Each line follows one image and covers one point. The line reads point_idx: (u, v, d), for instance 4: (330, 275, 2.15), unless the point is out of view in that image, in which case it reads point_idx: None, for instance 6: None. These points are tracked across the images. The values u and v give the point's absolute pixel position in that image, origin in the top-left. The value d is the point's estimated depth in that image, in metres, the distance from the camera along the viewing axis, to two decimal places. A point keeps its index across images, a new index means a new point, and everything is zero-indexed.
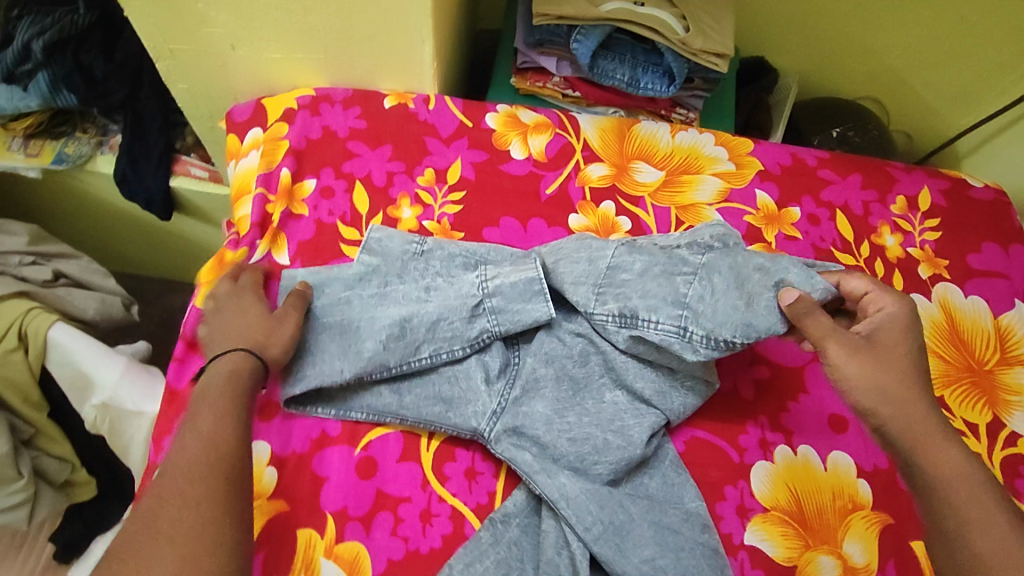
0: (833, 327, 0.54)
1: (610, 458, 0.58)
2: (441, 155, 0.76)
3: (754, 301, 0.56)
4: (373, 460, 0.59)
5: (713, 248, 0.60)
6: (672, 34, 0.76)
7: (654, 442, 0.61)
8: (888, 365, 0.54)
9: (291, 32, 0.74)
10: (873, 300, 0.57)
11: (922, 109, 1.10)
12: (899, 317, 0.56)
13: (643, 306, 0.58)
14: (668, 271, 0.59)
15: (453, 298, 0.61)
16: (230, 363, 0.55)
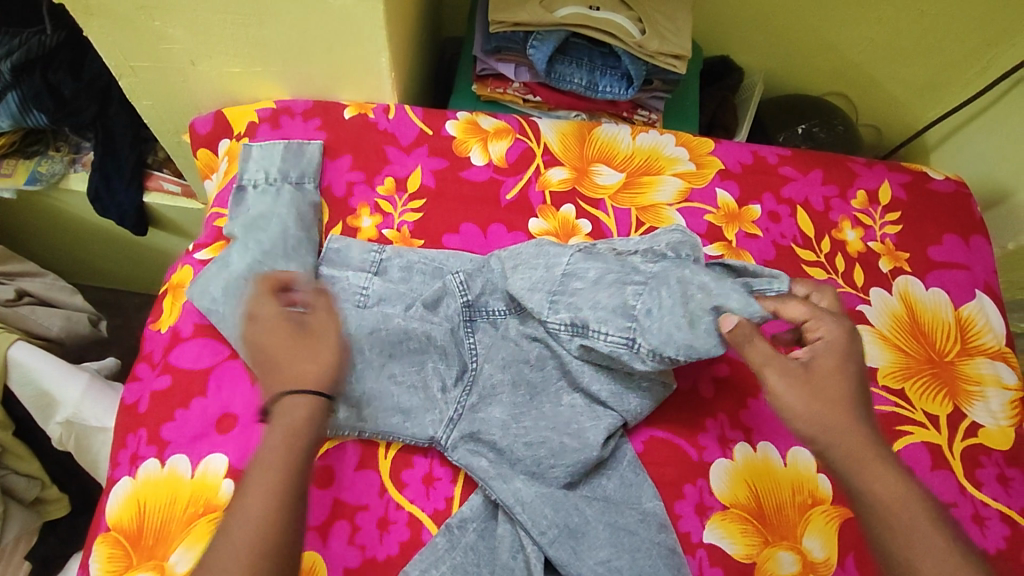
0: (771, 355, 0.54)
1: (566, 460, 0.58)
2: (401, 164, 0.76)
3: (697, 322, 0.56)
4: (330, 469, 0.59)
5: (666, 257, 0.62)
6: (628, 37, 0.77)
7: (612, 443, 0.61)
8: (826, 391, 0.53)
9: (249, 46, 0.75)
10: (812, 326, 0.57)
11: (889, 102, 1.10)
12: (838, 342, 0.55)
13: (593, 317, 0.59)
14: (621, 279, 0.60)
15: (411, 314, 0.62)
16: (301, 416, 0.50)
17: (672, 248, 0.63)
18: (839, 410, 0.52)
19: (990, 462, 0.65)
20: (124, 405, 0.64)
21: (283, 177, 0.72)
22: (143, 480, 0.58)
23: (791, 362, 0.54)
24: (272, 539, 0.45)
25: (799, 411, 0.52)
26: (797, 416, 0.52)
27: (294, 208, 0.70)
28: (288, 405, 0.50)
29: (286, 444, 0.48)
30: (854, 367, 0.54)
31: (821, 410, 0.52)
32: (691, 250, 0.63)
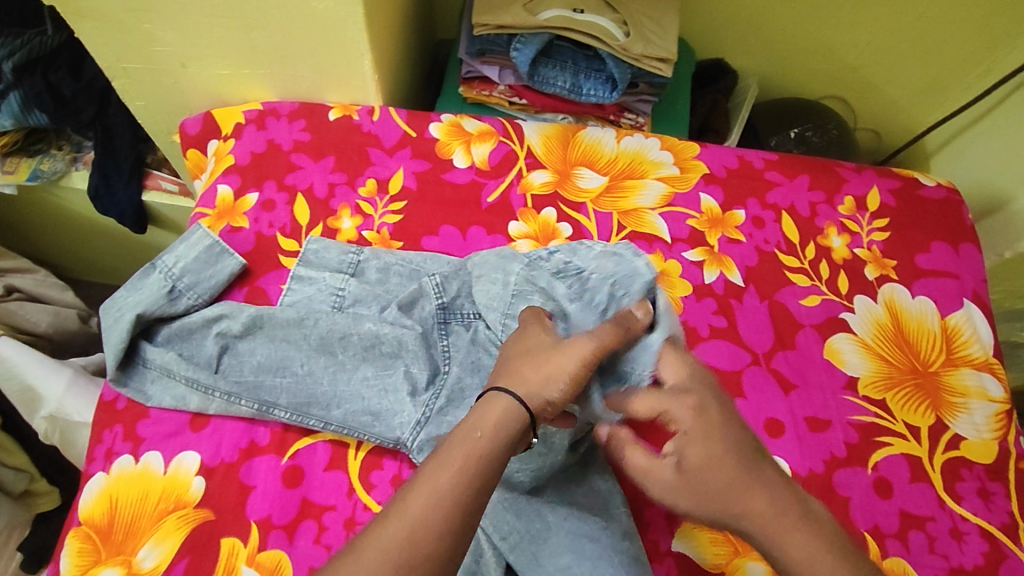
0: (641, 464, 0.50)
1: (528, 466, 0.56)
2: (384, 166, 0.77)
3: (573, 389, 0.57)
4: (300, 468, 0.60)
5: (584, 296, 0.60)
6: (613, 40, 0.77)
7: (580, 449, 0.59)
8: (709, 485, 0.47)
9: (235, 48, 0.76)
10: (664, 413, 0.50)
11: (888, 107, 1.09)
12: (696, 422, 0.48)
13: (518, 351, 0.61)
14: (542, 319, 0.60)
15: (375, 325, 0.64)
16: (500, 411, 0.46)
17: (597, 283, 0.61)
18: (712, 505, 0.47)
19: (971, 476, 0.64)
20: (102, 401, 0.64)
21: (213, 242, 0.68)
22: (116, 475, 0.59)
23: (664, 465, 0.49)
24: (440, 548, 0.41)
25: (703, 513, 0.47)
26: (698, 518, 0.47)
27: (205, 261, 0.67)
28: (495, 402, 0.47)
29: (489, 440, 0.45)
30: (727, 440, 0.48)
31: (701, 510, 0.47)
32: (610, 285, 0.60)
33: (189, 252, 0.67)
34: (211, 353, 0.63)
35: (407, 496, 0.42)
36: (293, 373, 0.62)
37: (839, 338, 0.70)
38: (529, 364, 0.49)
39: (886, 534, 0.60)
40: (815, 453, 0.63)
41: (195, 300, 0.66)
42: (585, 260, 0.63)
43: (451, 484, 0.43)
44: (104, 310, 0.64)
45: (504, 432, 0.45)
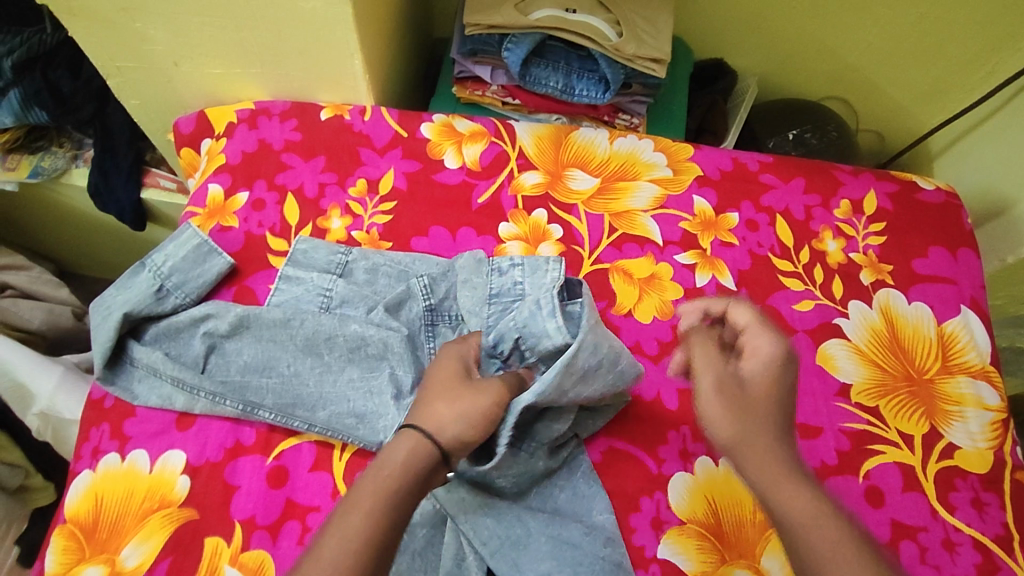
0: (709, 361, 0.52)
1: (510, 472, 0.57)
2: (375, 166, 0.77)
3: None
4: (284, 469, 0.59)
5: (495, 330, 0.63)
6: (605, 40, 0.77)
7: (561, 457, 0.60)
8: (750, 412, 0.49)
9: (227, 48, 0.76)
10: (749, 341, 0.54)
11: (891, 108, 1.07)
12: (774, 360, 0.52)
13: None
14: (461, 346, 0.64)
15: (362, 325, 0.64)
16: (410, 448, 0.48)
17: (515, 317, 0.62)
18: (767, 453, 0.47)
19: (965, 486, 0.62)
20: (90, 399, 0.64)
21: (203, 241, 0.68)
22: (102, 474, 0.59)
23: (728, 372, 0.51)
24: None
25: (724, 434, 0.48)
26: (717, 433, 0.49)
27: (194, 261, 0.67)
28: (401, 441, 0.49)
29: (399, 475, 0.47)
30: (785, 387, 0.51)
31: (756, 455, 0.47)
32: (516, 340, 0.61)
33: (177, 251, 0.67)
34: (198, 353, 0.63)
35: (324, 537, 0.43)
36: (279, 374, 0.62)
37: (832, 344, 0.69)
38: (442, 401, 0.52)
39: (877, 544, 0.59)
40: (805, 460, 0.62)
41: (184, 299, 0.66)
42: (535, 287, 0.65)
43: (364, 521, 0.44)
44: (92, 308, 0.64)
45: (413, 471, 0.47)
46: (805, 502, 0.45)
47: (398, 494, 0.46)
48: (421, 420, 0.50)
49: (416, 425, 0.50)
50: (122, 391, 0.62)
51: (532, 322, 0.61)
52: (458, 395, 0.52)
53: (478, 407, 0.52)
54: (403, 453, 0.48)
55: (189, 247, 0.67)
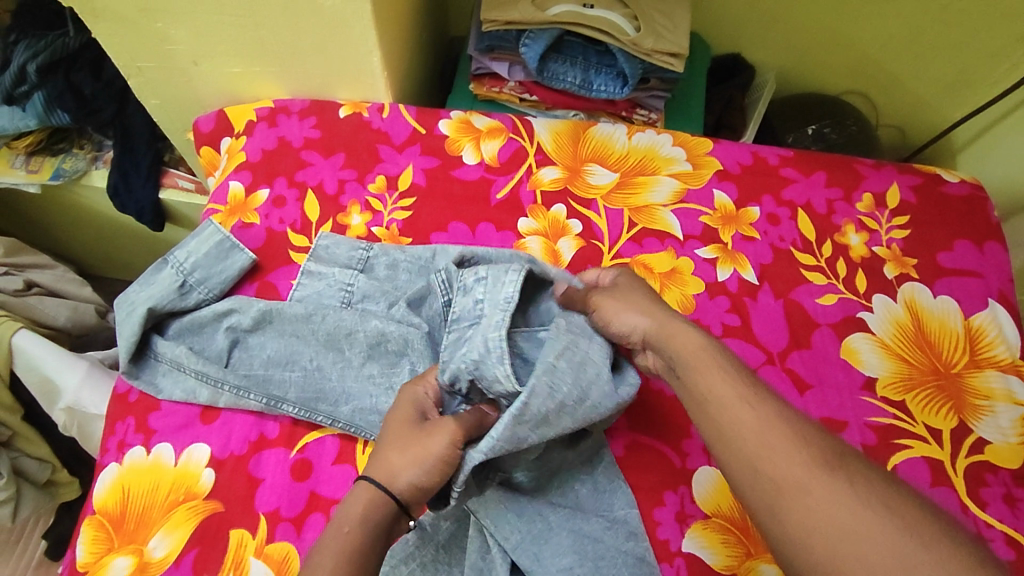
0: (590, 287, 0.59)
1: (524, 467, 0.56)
2: (393, 162, 0.77)
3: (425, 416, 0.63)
4: (308, 462, 0.59)
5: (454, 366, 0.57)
6: (623, 35, 0.76)
7: (581, 451, 0.59)
8: (631, 293, 0.56)
9: (247, 47, 0.77)
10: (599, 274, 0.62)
11: (912, 102, 1.05)
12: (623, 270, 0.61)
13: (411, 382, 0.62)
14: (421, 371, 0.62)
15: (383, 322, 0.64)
16: (368, 502, 0.48)
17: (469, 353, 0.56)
18: (671, 320, 0.52)
19: (996, 481, 0.61)
20: (116, 393, 0.65)
21: (225, 239, 0.68)
22: (128, 467, 0.60)
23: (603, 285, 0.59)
24: None
25: (618, 310, 0.55)
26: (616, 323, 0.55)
27: (215, 257, 0.68)
28: (359, 494, 0.48)
29: (358, 531, 0.46)
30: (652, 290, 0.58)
31: (668, 327, 0.52)
32: (471, 379, 0.55)
33: (198, 249, 0.68)
34: (222, 348, 0.63)
35: None
36: (302, 368, 0.63)
37: (857, 338, 0.68)
38: (396, 452, 0.50)
39: None
40: None
41: (207, 295, 0.66)
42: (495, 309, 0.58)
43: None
44: (117, 304, 0.65)
45: (373, 525, 0.46)
46: (693, 340, 0.50)
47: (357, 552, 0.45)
48: (376, 473, 0.49)
49: (373, 479, 0.49)
50: (144, 384, 0.63)
51: (483, 363, 0.54)
52: (409, 445, 0.50)
53: (431, 453, 0.50)
54: (361, 509, 0.47)
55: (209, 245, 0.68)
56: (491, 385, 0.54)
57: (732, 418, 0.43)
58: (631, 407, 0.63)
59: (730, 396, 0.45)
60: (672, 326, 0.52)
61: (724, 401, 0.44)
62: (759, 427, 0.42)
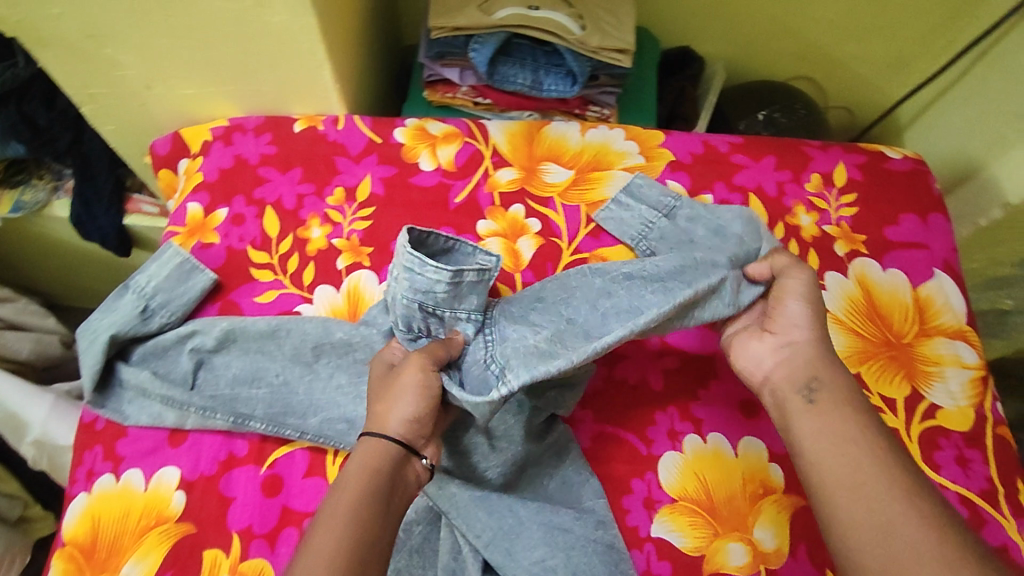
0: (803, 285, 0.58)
1: (493, 462, 0.59)
2: (351, 173, 0.78)
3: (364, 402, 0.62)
4: (279, 477, 0.60)
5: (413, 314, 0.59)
6: (569, 35, 0.78)
7: (536, 435, 0.61)
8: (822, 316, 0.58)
9: (198, 68, 0.77)
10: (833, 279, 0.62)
11: (858, 84, 1.09)
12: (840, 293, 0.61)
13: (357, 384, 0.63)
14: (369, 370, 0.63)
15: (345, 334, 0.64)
16: (370, 452, 0.50)
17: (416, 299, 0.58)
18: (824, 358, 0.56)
19: (949, 444, 0.64)
20: (82, 423, 0.65)
21: (187, 260, 0.69)
22: (98, 495, 0.60)
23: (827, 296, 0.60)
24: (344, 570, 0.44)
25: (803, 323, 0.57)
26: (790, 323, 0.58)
27: (177, 278, 0.68)
28: (359, 448, 0.51)
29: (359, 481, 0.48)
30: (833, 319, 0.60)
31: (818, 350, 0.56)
32: (421, 312, 0.59)
33: (158, 272, 0.68)
34: (187, 370, 0.63)
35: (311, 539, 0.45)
36: (269, 384, 0.63)
37: None
38: (379, 403, 0.53)
39: None
40: None
41: (169, 318, 0.66)
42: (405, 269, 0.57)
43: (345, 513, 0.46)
44: (80, 333, 0.65)
45: (376, 468, 0.49)
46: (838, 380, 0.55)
47: (359, 501, 0.47)
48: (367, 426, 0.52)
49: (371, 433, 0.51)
50: (110, 411, 0.63)
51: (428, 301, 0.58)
52: (390, 390, 0.53)
53: (409, 386, 0.53)
54: (363, 458, 0.50)
55: (169, 266, 0.68)
56: (437, 304, 0.58)
57: (847, 457, 0.50)
58: (595, 400, 0.64)
59: (861, 436, 0.51)
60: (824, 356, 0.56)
61: (845, 437, 0.51)
62: (880, 470, 0.48)
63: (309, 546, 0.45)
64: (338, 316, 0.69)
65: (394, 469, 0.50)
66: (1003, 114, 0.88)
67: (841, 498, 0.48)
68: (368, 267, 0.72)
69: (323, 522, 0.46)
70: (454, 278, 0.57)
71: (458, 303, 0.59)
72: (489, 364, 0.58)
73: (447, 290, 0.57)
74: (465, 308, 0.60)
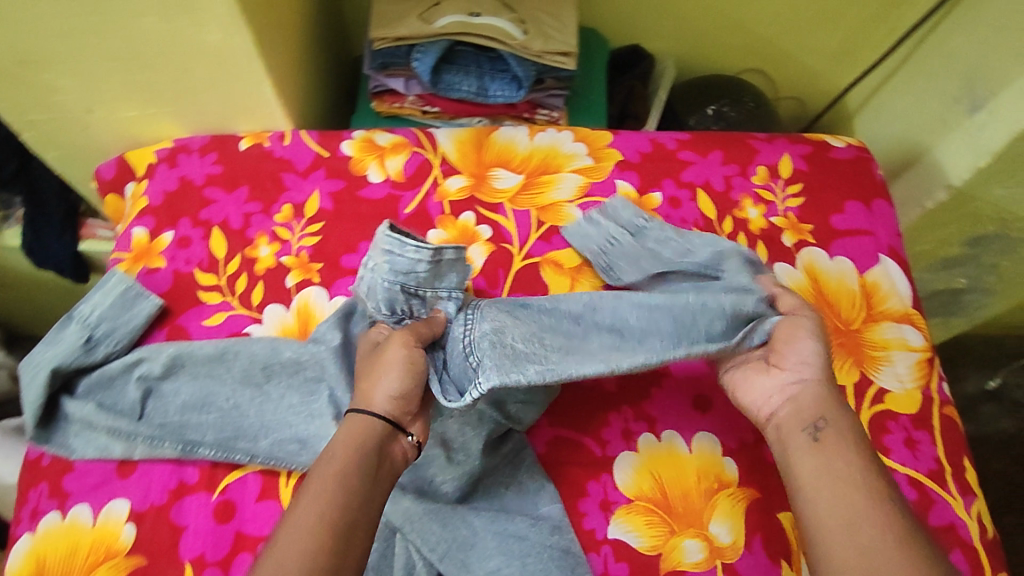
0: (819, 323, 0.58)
1: (450, 475, 0.58)
2: (298, 189, 0.77)
3: (315, 420, 0.61)
4: (231, 503, 0.59)
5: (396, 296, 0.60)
6: (511, 39, 0.78)
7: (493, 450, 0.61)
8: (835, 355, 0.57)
9: (136, 90, 0.75)
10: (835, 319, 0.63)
11: (806, 74, 1.11)
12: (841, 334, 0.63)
13: (307, 401, 0.62)
14: (320, 387, 0.63)
15: (296, 353, 0.64)
16: (361, 426, 0.50)
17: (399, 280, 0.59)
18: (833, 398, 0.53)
19: (898, 427, 0.65)
20: (28, 459, 0.63)
21: (131, 287, 0.68)
22: (43, 534, 0.58)
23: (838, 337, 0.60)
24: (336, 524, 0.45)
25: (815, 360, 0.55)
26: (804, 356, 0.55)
27: (121, 306, 0.67)
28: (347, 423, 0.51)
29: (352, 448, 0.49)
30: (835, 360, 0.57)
31: (827, 392, 0.53)
32: (404, 294, 0.60)
33: (100, 300, 0.67)
34: (134, 399, 0.62)
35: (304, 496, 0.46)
36: (219, 409, 0.62)
37: None
38: (367, 379, 0.54)
39: None
40: (744, 423, 0.64)
41: (114, 347, 0.65)
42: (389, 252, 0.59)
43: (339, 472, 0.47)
44: (21, 368, 0.63)
45: (367, 437, 0.50)
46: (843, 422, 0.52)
47: (346, 472, 0.47)
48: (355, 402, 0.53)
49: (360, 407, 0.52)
50: (56, 445, 0.62)
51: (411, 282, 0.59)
52: (377, 366, 0.55)
53: (395, 361, 0.54)
54: (352, 430, 0.50)
55: (112, 294, 0.67)
56: (419, 285, 0.60)
57: (849, 494, 0.47)
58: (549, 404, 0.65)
59: (862, 483, 0.48)
60: (832, 398, 0.53)
61: (847, 479, 0.48)
62: (877, 515, 0.46)
63: (293, 512, 0.45)
64: (288, 335, 0.68)
65: (381, 443, 0.50)
66: (943, 98, 0.90)
67: (832, 528, 0.46)
68: (318, 283, 0.71)
69: (310, 489, 0.46)
70: (434, 257, 0.59)
71: (439, 282, 0.61)
72: (467, 355, 0.57)
73: (428, 269, 0.59)
74: (445, 287, 0.61)
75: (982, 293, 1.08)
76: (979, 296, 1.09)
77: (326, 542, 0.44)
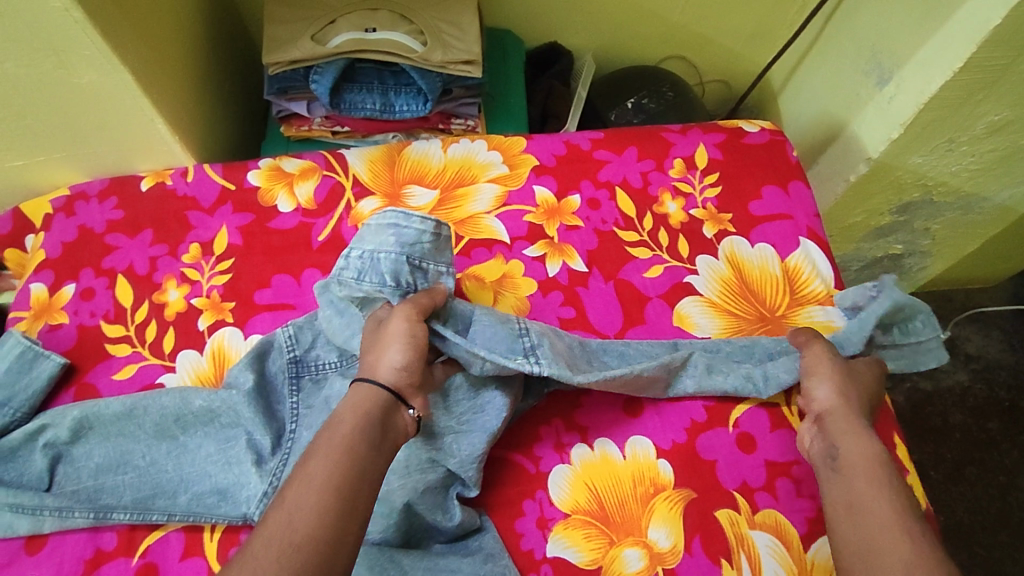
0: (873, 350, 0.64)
1: (377, 525, 0.56)
2: (206, 227, 0.74)
3: (234, 466, 0.59)
4: (152, 566, 0.57)
5: (401, 268, 0.61)
6: (410, 53, 0.76)
7: (427, 499, 0.57)
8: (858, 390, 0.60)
9: (18, 140, 0.71)
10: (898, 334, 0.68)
11: (726, 56, 1.11)
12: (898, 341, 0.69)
13: (226, 449, 0.60)
14: (238, 433, 0.60)
15: (209, 403, 0.61)
16: (370, 395, 0.51)
17: (405, 254, 0.61)
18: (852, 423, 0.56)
19: None
20: None
21: (29, 347, 0.64)
22: None
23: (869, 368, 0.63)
24: (343, 489, 0.45)
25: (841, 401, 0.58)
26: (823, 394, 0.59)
27: (17, 369, 0.63)
28: (357, 390, 0.52)
29: (351, 417, 0.49)
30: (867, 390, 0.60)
31: (847, 421, 0.56)
32: (410, 266, 0.61)
33: None
34: (40, 469, 0.59)
35: (308, 464, 0.46)
36: (134, 468, 0.59)
37: (686, 303, 0.70)
38: (374, 351, 0.55)
39: (754, 488, 0.61)
40: (675, 423, 0.64)
41: (14, 415, 0.62)
42: (393, 229, 0.61)
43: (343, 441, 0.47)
44: None
45: (370, 405, 0.50)
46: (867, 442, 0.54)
47: (352, 438, 0.48)
48: (362, 372, 0.54)
49: (368, 376, 0.53)
50: None
51: (415, 254, 0.61)
52: (382, 339, 0.55)
53: (397, 335, 0.55)
54: (363, 396, 0.51)
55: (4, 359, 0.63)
56: (423, 257, 0.62)
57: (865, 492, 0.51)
58: None
59: (872, 503, 0.50)
60: (851, 426, 0.56)
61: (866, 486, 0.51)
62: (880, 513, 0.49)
63: (303, 472, 0.46)
64: (203, 381, 0.66)
65: (387, 413, 0.51)
66: (855, 72, 0.90)
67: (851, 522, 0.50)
68: (231, 323, 0.69)
69: (320, 451, 0.47)
70: (437, 230, 0.62)
71: (439, 256, 0.63)
72: (519, 337, 0.62)
73: (432, 240, 0.62)
74: (445, 262, 0.64)
75: (920, 256, 1.09)
76: (918, 259, 1.10)
77: (333, 502, 0.44)
